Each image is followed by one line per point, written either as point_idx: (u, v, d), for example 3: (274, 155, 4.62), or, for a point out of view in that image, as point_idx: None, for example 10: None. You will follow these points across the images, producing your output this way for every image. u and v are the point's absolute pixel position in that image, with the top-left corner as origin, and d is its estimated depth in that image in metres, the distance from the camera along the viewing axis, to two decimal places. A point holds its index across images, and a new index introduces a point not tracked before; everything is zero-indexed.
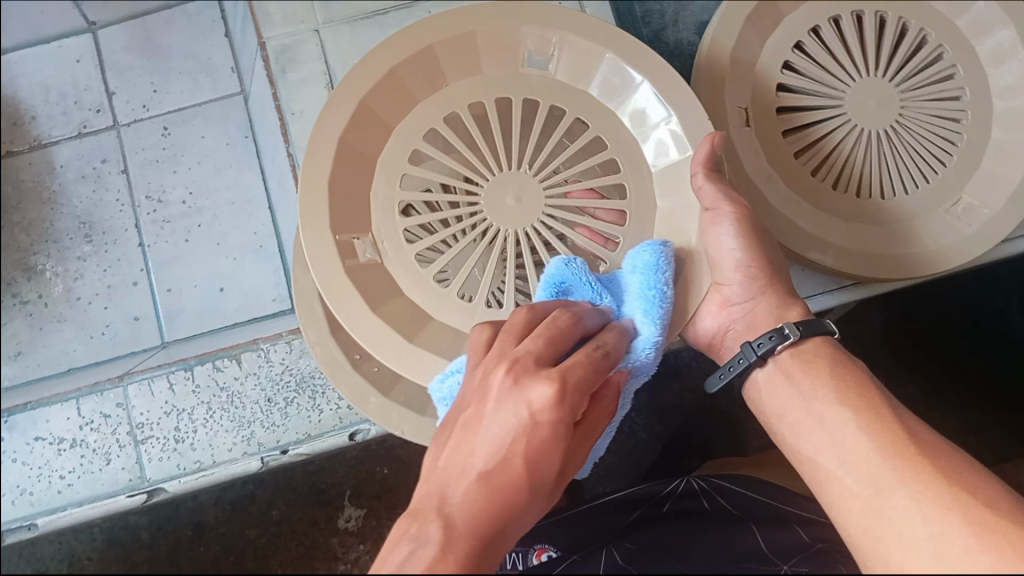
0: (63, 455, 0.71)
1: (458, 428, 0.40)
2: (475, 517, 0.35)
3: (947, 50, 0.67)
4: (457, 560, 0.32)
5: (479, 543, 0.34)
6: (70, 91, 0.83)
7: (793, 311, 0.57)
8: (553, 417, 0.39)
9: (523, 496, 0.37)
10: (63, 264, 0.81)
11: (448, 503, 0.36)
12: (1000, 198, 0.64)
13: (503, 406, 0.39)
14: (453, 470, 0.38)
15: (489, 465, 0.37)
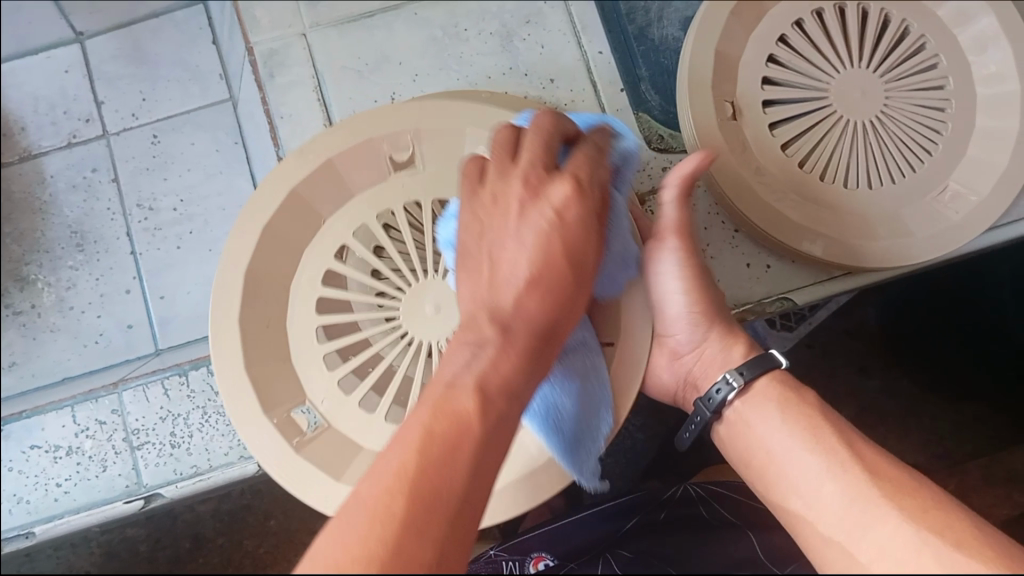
0: (59, 463, 0.71)
1: (490, 245, 0.47)
2: (526, 312, 0.44)
3: (930, 40, 0.67)
4: (517, 357, 0.42)
5: (537, 331, 0.44)
6: (60, 102, 0.83)
7: (739, 346, 0.58)
8: (574, 211, 0.45)
9: (572, 282, 0.45)
10: (55, 273, 0.81)
11: (500, 308, 0.44)
12: (985, 186, 0.65)
13: (528, 217, 0.45)
14: (500, 282, 0.45)
15: (534, 270, 0.44)
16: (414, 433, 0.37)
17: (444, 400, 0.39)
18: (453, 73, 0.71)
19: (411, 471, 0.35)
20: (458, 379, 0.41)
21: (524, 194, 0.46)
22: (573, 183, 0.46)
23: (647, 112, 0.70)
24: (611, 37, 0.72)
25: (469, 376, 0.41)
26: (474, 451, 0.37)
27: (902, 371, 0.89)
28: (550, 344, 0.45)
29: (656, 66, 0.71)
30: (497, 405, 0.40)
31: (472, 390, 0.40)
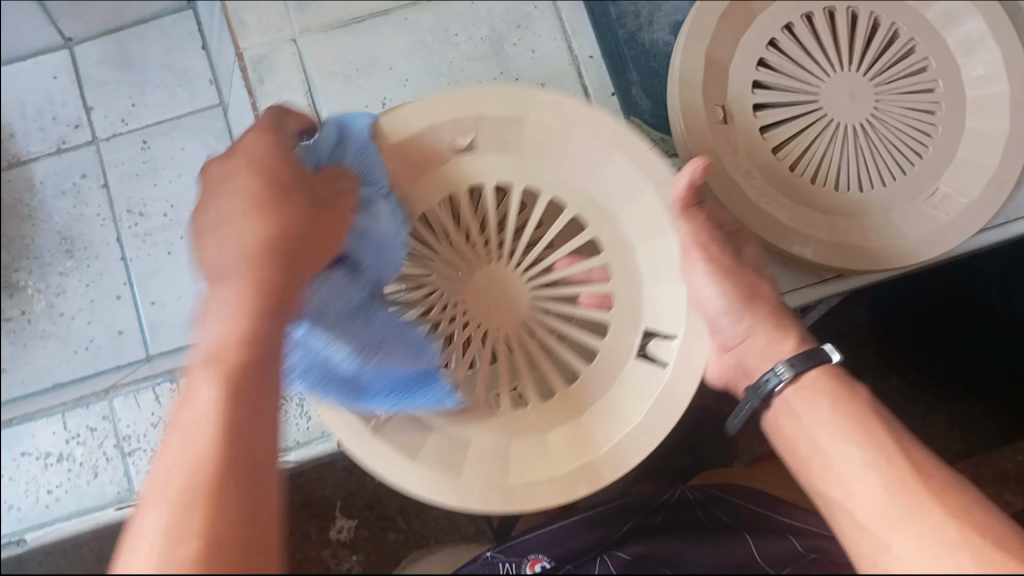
0: (50, 470, 0.70)
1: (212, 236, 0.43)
2: (229, 276, 0.40)
3: (919, 43, 0.67)
4: (253, 305, 0.39)
5: (276, 285, 0.40)
6: (47, 108, 0.83)
7: (788, 343, 0.57)
8: (269, 170, 0.45)
9: (300, 235, 0.44)
10: (45, 280, 0.81)
11: (222, 283, 0.40)
12: (974, 188, 0.65)
13: (235, 176, 0.45)
14: (221, 262, 0.41)
15: (252, 232, 0.42)
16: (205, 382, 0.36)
17: (204, 361, 0.37)
18: (442, 77, 0.71)
19: (210, 435, 0.34)
20: (209, 346, 0.38)
21: (233, 163, 0.46)
22: (268, 144, 0.47)
23: (637, 116, 0.70)
24: (602, 41, 0.72)
25: (220, 337, 0.38)
26: (239, 390, 0.36)
27: (894, 370, 0.89)
28: (293, 276, 0.42)
29: (646, 70, 0.71)
30: (236, 368, 0.37)
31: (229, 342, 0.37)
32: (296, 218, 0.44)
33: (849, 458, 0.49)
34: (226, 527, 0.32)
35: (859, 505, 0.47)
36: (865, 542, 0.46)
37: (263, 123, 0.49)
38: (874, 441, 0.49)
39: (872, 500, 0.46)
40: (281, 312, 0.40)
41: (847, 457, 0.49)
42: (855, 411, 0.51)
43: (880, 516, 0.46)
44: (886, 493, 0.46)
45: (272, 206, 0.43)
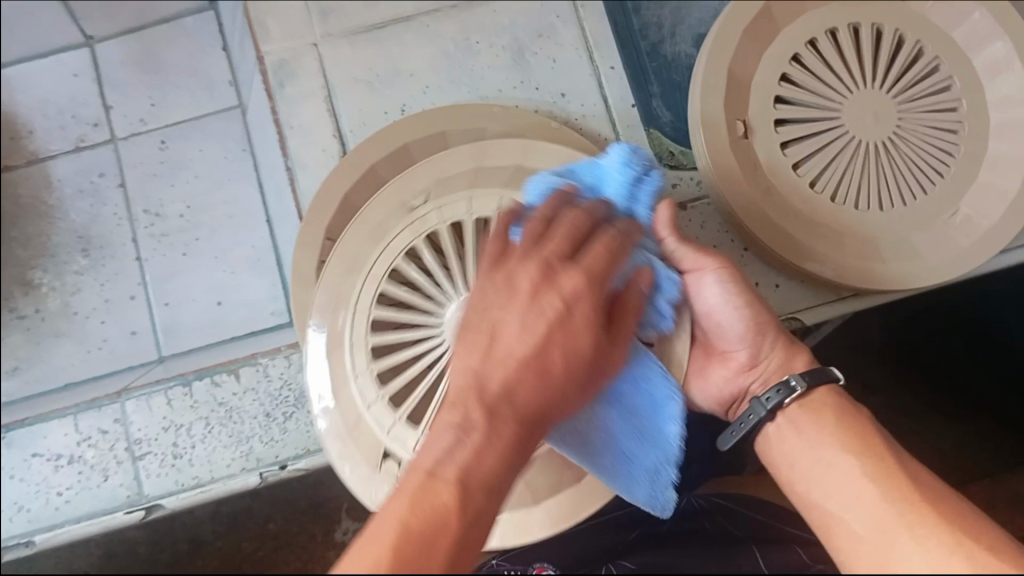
0: (61, 472, 0.70)
1: (502, 286, 0.44)
2: (503, 387, 0.41)
3: (943, 62, 0.67)
4: (493, 450, 0.39)
5: (522, 428, 0.41)
6: (67, 106, 0.83)
7: (800, 359, 0.54)
8: (584, 300, 0.43)
9: (570, 389, 0.42)
10: (60, 279, 0.81)
11: (484, 381, 0.41)
12: (997, 208, 0.65)
13: (543, 288, 0.43)
14: (492, 356, 0.42)
15: (533, 352, 0.41)
16: (389, 529, 0.36)
17: (420, 495, 0.37)
18: (463, 86, 0.71)
19: None
20: (438, 470, 0.39)
21: (504, 286, 0.44)
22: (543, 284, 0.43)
23: (658, 129, 0.70)
24: (624, 54, 0.72)
25: (450, 461, 0.39)
26: (467, 521, 0.37)
27: (908, 387, 0.87)
28: (550, 417, 0.42)
29: (668, 83, 0.71)
30: (473, 502, 0.38)
31: (421, 478, 0.38)
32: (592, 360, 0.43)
33: (845, 466, 0.47)
34: None
35: (856, 516, 0.45)
36: (858, 550, 0.44)
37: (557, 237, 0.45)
38: (873, 453, 0.47)
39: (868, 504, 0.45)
40: (526, 450, 0.41)
41: (834, 466, 0.48)
42: (842, 410, 0.50)
43: (875, 526, 0.44)
44: (883, 501, 0.44)
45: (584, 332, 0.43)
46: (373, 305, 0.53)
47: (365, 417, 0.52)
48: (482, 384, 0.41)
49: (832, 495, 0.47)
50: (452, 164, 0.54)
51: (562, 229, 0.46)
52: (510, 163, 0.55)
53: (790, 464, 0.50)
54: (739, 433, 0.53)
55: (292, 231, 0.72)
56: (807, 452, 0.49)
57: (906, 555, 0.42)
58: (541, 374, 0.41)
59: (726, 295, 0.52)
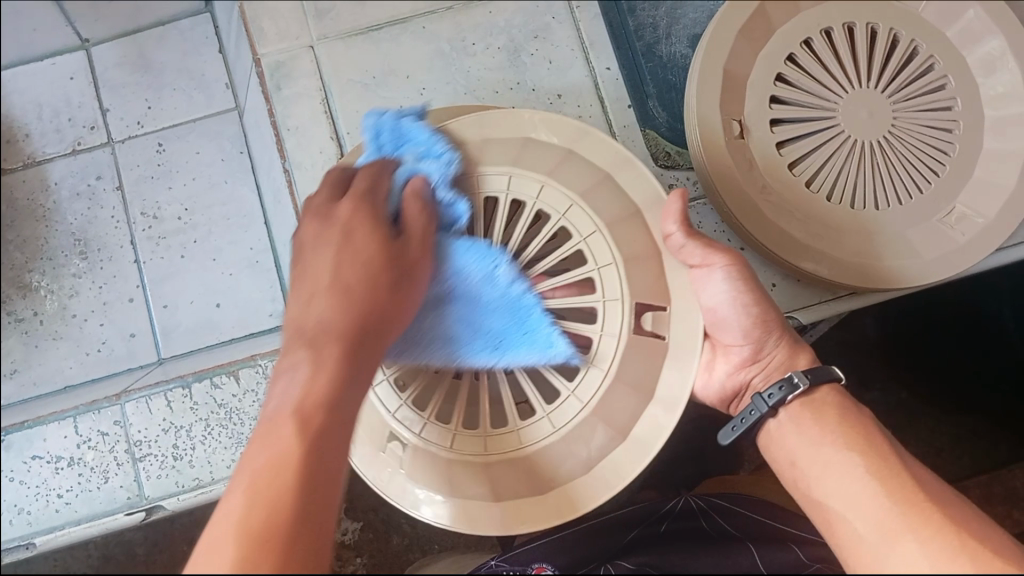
0: (61, 474, 0.70)
1: (306, 253, 0.49)
2: (321, 326, 0.44)
3: (938, 61, 0.67)
4: (325, 371, 0.42)
5: (350, 345, 0.44)
6: (63, 109, 0.83)
7: (802, 358, 0.55)
8: (368, 228, 0.48)
9: (381, 299, 0.46)
10: (58, 282, 0.81)
11: (306, 332, 0.44)
12: (993, 207, 0.65)
13: (334, 237, 0.48)
14: (304, 310, 0.46)
15: (336, 286, 0.46)
16: (242, 487, 0.37)
17: (267, 431, 0.39)
18: (459, 87, 0.71)
19: (240, 521, 0.35)
20: (278, 412, 0.40)
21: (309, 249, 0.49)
22: (334, 231, 0.48)
23: (654, 130, 0.70)
24: (619, 54, 0.72)
25: (286, 398, 0.41)
26: (323, 431, 0.39)
27: (904, 383, 0.87)
28: (374, 331, 0.45)
29: (663, 82, 0.71)
30: (314, 421, 0.39)
31: (266, 420, 0.40)
32: (392, 270, 0.47)
33: (847, 466, 0.47)
34: (293, 518, 0.35)
35: (858, 516, 0.45)
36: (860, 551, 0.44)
37: (329, 199, 0.51)
38: (875, 453, 0.47)
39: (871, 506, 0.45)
40: (365, 365, 0.44)
41: (832, 465, 0.48)
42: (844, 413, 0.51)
43: (877, 527, 0.44)
44: (885, 502, 0.45)
45: (370, 250, 0.47)
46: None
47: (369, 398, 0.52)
48: (304, 330, 0.45)
49: (833, 493, 0.47)
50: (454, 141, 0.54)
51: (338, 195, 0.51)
52: (515, 137, 0.53)
53: (795, 463, 0.50)
54: (739, 430, 0.53)
55: (291, 232, 0.73)
56: (809, 451, 0.49)
57: (908, 558, 0.42)
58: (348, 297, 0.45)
59: (731, 296, 0.53)
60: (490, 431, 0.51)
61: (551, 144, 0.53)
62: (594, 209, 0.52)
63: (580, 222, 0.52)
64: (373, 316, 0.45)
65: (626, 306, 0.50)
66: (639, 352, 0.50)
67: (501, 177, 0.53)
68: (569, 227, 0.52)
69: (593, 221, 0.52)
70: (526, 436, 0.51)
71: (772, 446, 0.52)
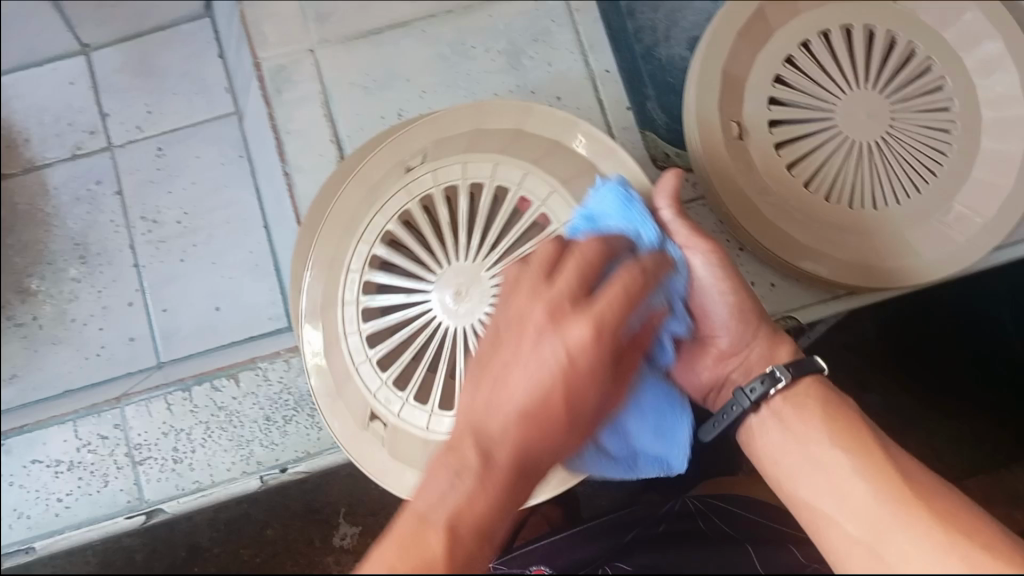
0: (61, 478, 0.70)
1: (497, 359, 0.43)
2: (500, 441, 0.41)
3: (935, 62, 0.67)
4: (489, 491, 0.40)
5: (517, 469, 0.41)
6: (64, 113, 0.83)
7: (783, 349, 0.55)
8: (588, 357, 0.42)
9: (558, 427, 0.42)
10: (58, 286, 0.81)
11: (483, 428, 0.42)
12: (990, 206, 0.65)
13: (544, 348, 0.42)
14: (495, 405, 0.42)
15: (530, 405, 0.41)
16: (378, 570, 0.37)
17: (412, 539, 0.39)
18: (458, 89, 0.72)
19: None
20: (431, 513, 0.40)
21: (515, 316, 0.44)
22: (580, 340, 0.42)
23: (653, 131, 0.70)
24: (618, 57, 0.72)
25: (443, 501, 0.40)
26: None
27: (902, 383, 0.87)
28: (520, 487, 0.42)
29: (662, 86, 0.71)
30: (466, 543, 0.39)
31: (414, 521, 0.40)
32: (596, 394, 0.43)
33: (837, 465, 0.48)
34: None
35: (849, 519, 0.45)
36: (855, 553, 0.45)
37: (555, 264, 0.45)
38: (862, 448, 0.48)
39: (864, 506, 0.45)
40: (519, 495, 0.42)
41: (822, 464, 0.48)
42: (831, 407, 0.51)
43: (869, 527, 0.45)
44: (876, 502, 0.45)
45: (590, 371, 0.42)
46: (366, 266, 0.55)
47: (353, 375, 0.54)
48: (481, 426, 0.42)
49: (825, 493, 0.47)
50: (457, 123, 0.57)
51: (571, 278, 0.44)
52: (508, 126, 0.56)
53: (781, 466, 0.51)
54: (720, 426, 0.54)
55: (290, 234, 0.72)
56: (796, 449, 0.50)
57: (901, 553, 0.43)
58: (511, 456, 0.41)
59: (713, 280, 0.53)
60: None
61: (540, 136, 0.56)
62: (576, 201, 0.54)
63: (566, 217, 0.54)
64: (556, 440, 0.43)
65: None
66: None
67: (486, 166, 0.55)
68: (546, 212, 0.54)
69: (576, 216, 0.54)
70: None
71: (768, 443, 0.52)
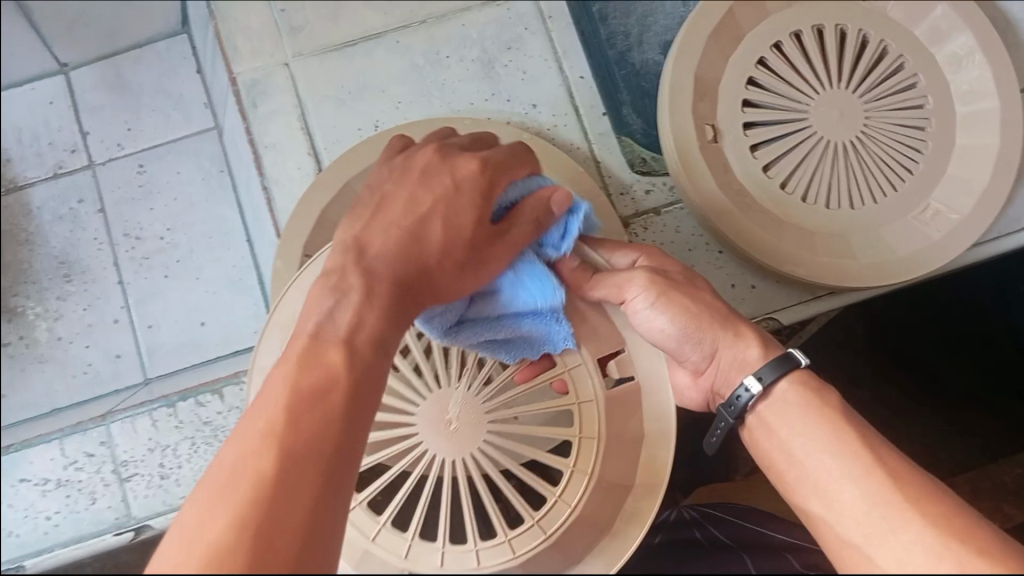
0: (48, 496, 0.70)
1: (387, 190, 0.46)
2: (386, 262, 0.43)
3: (908, 60, 0.68)
4: (374, 308, 0.41)
5: (397, 290, 0.42)
6: (45, 133, 0.84)
7: (756, 346, 0.53)
8: (468, 184, 0.45)
9: (435, 263, 0.43)
10: (43, 304, 0.81)
11: (364, 257, 0.43)
12: (966, 202, 0.66)
13: (427, 183, 0.45)
14: (373, 230, 0.44)
15: (410, 227, 0.44)
16: (282, 389, 0.36)
17: (309, 354, 0.38)
18: (434, 99, 0.72)
19: (279, 419, 0.34)
20: (326, 332, 0.39)
21: (415, 172, 0.46)
22: (469, 183, 0.45)
23: (628, 136, 0.71)
24: (592, 62, 0.72)
25: (348, 321, 0.40)
26: (329, 467, 0.33)
27: (892, 380, 0.86)
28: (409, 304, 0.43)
29: (637, 90, 0.72)
30: (361, 357, 0.38)
31: (307, 341, 0.39)
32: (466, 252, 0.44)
33: (825, 466, 0.46)
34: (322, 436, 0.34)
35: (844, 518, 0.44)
36: (847, 555, 0.43)
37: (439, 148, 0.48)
38: (852, 448, 0.46)
39: (855, 509, 0.44)
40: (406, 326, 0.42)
41: (816, 463, 0.47)
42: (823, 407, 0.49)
43: (862, 527, 0.43)
44: (866, 503, 0.44)
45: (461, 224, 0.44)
46: None
47: (374, 549, 0.45)
48: (363, 250, 0.43)
49: (817, 495, 0.46)
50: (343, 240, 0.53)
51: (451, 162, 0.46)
52: None
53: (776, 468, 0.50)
54: (715, 438, 0.55)
55: (270, 247, 0.73)
56: (790, 445, 0.49)
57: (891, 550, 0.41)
58: (413, 262, 0.43)
59: (659, 306, 0.52)
60: (507, 531, 0.45)
61: None
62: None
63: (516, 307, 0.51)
64: (434, 289, 0.44)
65: (599, 403, 0.52)
66: (617, 411, 0.53)
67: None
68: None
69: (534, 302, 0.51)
70: (547, 525, 0.47)
71: (762, 443, 0.51)
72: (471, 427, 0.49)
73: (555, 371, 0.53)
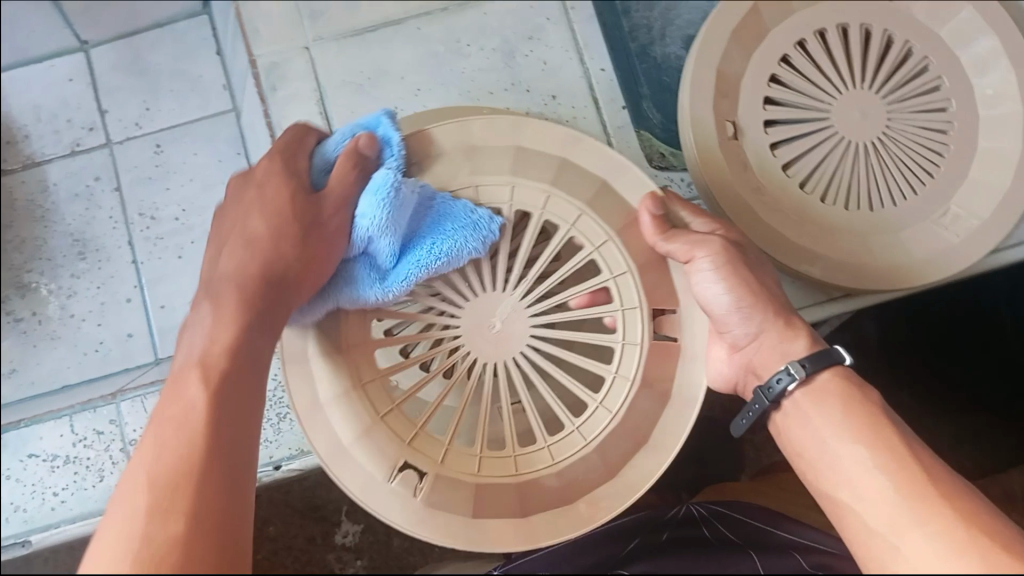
0: (57, 472, 0.70)
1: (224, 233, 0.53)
2: (231, 275, 0.49)
3: (932, 62, 0.67)
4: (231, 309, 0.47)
5: (249, 288, 0.48)
6: (62, 111, 0.84)
7: (800, 344, 0.54)
8: (279, 191, 0.52)
9: (277, 259, 0.49)
10: (56, 281, 0.81)
11: (215, 284, 0.49)
12: (986, 207, 0.65)
13: (244, 213, 0.52)
14: (220, 265, 0.50)
15: (248, 245, 0.50)
16: (153, 434, 0.40)
17: (174, 390, 0.43)
18: (453, 88, 0.71)
19: (150, 463, 0.39)
20: (186, 361, 0.44)
21: (232, 200, 0.54)
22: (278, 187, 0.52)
23: (648, 130, 0.71)
24: (613, 54, 0.72)
25: (204, 346, 0.45)
26: (201, 472, 0.38)
27: (902, 383, 0.86)
28: (289, 295, 0.49)
29: (657, 84, 0.72)
30: (215, 371, 0.44)
31: (172, 376, 0.44)
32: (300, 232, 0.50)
33: (855, 456, 0.47)
34: (195, 455, 0.39)
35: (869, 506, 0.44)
36: (873, 544, 0.43)
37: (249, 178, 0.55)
38: (882, 441, 0.46)
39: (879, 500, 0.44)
40: (270, 314, 0.48)
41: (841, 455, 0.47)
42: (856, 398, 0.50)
43: (887, 518, 0.43)
44: (894, 493, 0.44)
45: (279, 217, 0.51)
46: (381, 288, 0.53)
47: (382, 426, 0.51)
48: (215, 279, 0.50)
49: (846, 483, 0.46)
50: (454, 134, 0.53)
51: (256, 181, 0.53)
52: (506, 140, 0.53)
53: (802, 453, 0.50)
54: (746, 421, 0.54)
55: None
56: (817, 433, 0.49)
57: (918, 545, 0.41)
58: (254, 266, 0.49)
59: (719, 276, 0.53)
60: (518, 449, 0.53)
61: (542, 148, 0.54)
62: (602, 218, 0.54)
63: (591, 229, 0.53)
64: (292, 273, 0.49)
65: (643, 352, 0.53)
66: (657, 365, 0.53)
67: (502, 188, 0.53)
68: (579, 237, 0.53)
69: (603, 229, 0.53)
70: (556, 453, 0.52)
71: (791, 431, 0.51)
72: (509, 340, 0.52)
73: (610, 308, 0.53)
